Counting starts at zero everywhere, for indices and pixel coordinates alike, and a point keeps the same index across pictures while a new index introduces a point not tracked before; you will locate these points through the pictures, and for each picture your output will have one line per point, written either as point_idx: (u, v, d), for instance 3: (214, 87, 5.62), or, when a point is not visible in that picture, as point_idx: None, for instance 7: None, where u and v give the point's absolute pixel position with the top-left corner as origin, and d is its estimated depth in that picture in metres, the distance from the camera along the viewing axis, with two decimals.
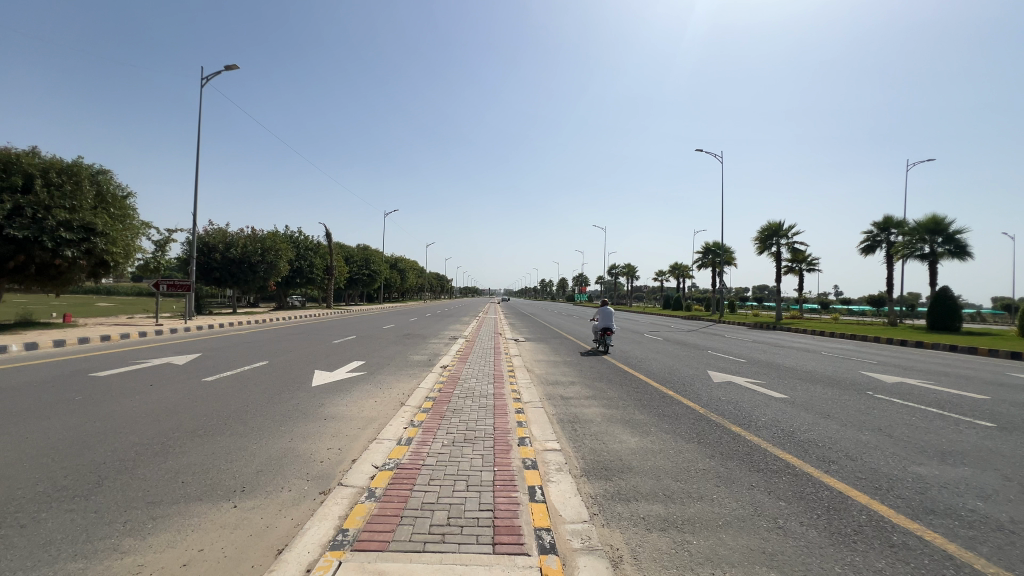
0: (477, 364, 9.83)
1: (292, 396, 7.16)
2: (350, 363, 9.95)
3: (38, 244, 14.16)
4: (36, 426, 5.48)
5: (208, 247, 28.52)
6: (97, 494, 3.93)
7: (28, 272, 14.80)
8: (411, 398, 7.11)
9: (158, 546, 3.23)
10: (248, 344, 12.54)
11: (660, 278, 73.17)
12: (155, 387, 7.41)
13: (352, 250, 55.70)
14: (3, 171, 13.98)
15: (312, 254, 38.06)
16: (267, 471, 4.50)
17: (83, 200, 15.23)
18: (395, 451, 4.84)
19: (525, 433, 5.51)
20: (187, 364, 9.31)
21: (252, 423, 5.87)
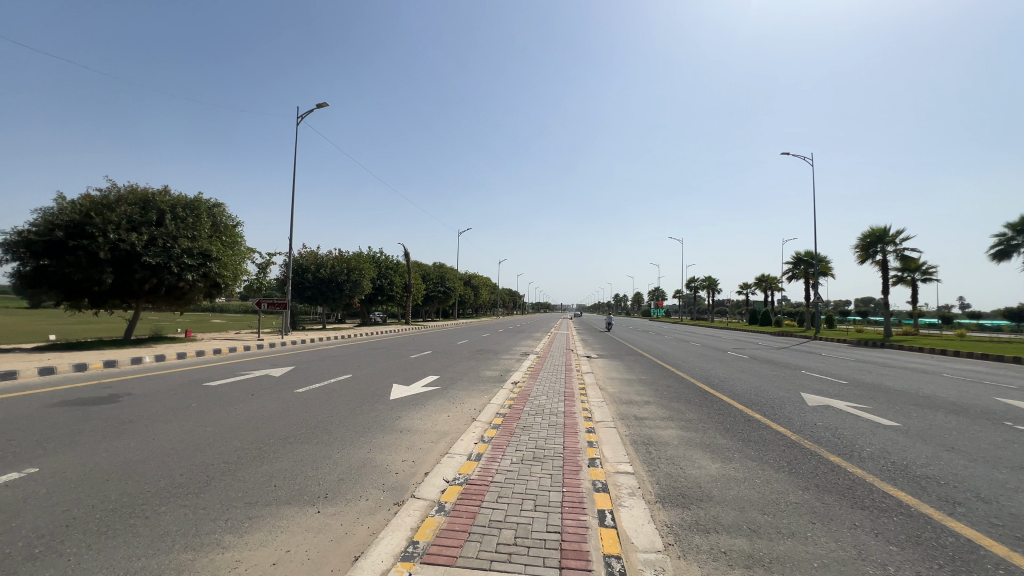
0: (548, 381, 9.76)
1: (371, 409, 7.55)
2: (426, 378, 10.35)
3: (167, 270, 16.38)
4: (161, 428, 6.26)
5: (302, 268, 31.26)
6: (205, 493, 4.39)
7: (159, 293, 17.15)
8: (482, 413, 7.21)
9: (251, 545, 3.52)
10: (334, 358, 13.47)
11: (745, 292, 68.38)
12: (255, 397, 8.20)
13: (428, 268, 58.22)
14: (143, 209, 16.44)
15: (392, 273, 40.30)
16: (348, 480, 4.77)
17: (201, 230, 17.42)
18: (465, 466, 4.92)
19: (596, 454, 5.35)
20: (282, 377, 10.19)
21: (336, 433, 6.26)
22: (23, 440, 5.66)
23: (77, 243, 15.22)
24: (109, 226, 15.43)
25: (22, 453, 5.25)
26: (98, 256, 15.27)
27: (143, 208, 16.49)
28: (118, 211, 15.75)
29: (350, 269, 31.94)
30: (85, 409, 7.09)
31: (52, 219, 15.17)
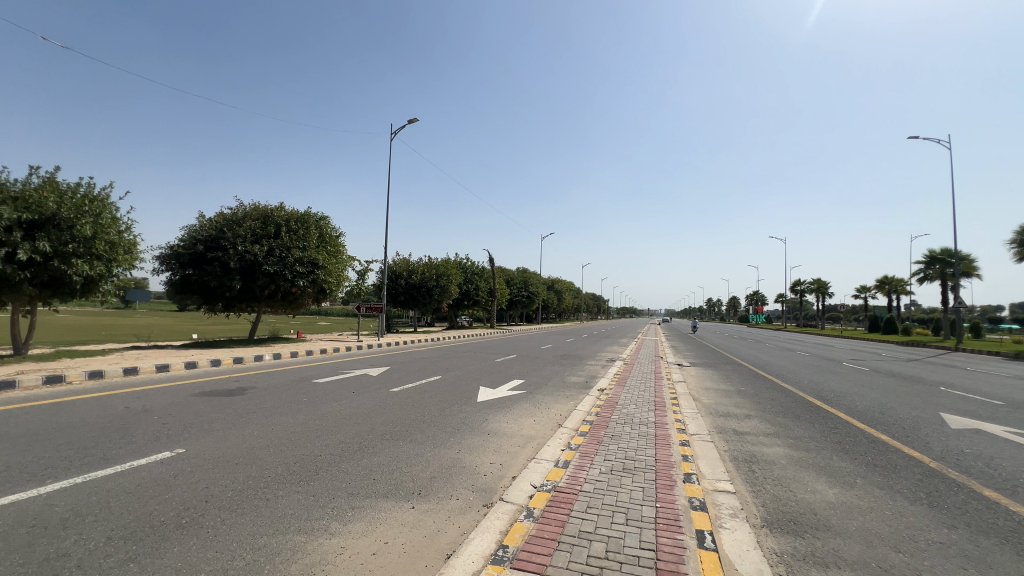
0: (636, 389, 9.38)
1: (460, 411, 7.77)
2: (511, 382, 10.46)
3: (283, 277, 18.34)
4: (278, 420, 6.97)
5: (396, 274, 33.28)
6: (315, 481, 4.79)
7: (277, 298, 19.21)
8: (568, 420, 7.11)
9: (354, 533, 3.76)
10: (426, 360, 14.13)
11: (862, 296, 60.81)
12: (356, 395, 8.84)
13: (512, 273, 59.17)
14: (263, 223, 18.60)
15: (478, 278, 41.57)
16: (439, 478, 4.94)
17: (311, 241, 19.28)
18: (552, 473, 4.87)
19: (691, 468, 5.01)
20: (379, 376, 10.90)
21: (428, 432, 6.53)
22: (173, 424, 6.60)
23: (213, 255, 17.58)
24: (237, 240, 17.66)
25: (173, 435, 6.13)
26: (229, 266, 17.50)
27: (264, 223, 18.63)
28: (244, 226, 17.96)
29: (438, 275, 33.43)
30: (219, 400, 8.11)
31: (195, 235, 17.70)
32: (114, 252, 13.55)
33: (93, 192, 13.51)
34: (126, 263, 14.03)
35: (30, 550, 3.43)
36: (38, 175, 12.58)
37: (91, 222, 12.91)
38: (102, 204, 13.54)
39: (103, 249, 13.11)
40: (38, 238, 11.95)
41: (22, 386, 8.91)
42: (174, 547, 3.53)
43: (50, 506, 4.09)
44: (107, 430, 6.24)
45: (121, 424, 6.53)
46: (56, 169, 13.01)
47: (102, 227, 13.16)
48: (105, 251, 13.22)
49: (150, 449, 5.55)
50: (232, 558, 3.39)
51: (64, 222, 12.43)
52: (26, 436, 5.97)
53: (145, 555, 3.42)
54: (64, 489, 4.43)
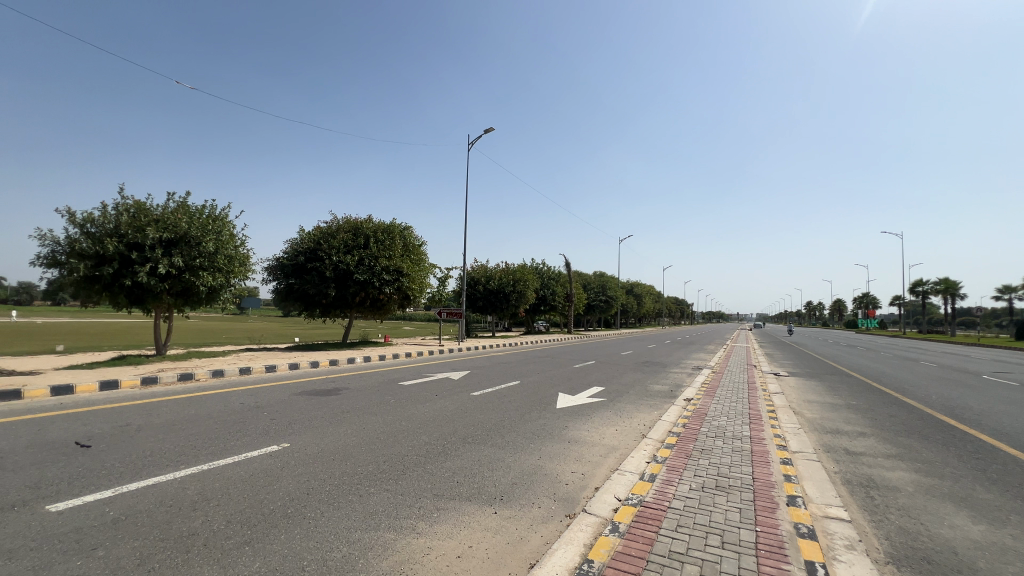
0: (727, 400, 8.74)
1: (539, 417, 7.73)
2: (591, 388, 10.25)
3: (372, 284, 19.61)
4: (369, 420, 7.40)
5: (474, 280, 34.15)
6: (403, 481, 4.99)
7: (366, 305, 20.52)
8: (652, 430, 6.79)
9: (440, 535, 3.85)
10: (504, 365, 14.31)
11: (1005, 298, 52.05)
12: (438, 398, 9.14)
13: (589, 277, 58.28)
14: (355, 235, 20.06)
15: (554, 283, 41.54)
16: (521, 484, 4.93)
17: (396, 250, 20.42)
18: (638, 486, 4.65)
19: (796, 490, 4.53)
20: (460, 380, 11.21)
21: (508, 437, 6.57)
22: (279, 420, 7.26)
23: (312, 265, 19.22)
24: (332, 251, 19.20)
25: (280, 430, 6.73)
26: (326, 275, 19.03)
27: (354, 235, 20.07)
28: (338, 238, 19.47)
29: (515, 280, 33.85)
30: (317, 399, 8.80)
31: (297, 248, 19.49)
32: (231, 265, 15.29)
33: (215, 212, 15.37)
34: (241, 274, 15.75)
35: (168, 527, 3.91)
36: (173, 199, 14.57)
37: (214, 239, 14.70)
38: (223, 223, 15.38)
39: (223, 262, 14.85)
40: (174, 254, 13.81)
41: (162, 382, 10.32)
42: (282, 534, 3.84)
43: (182, 489, 4.65)
44: (227, 423, 7.01)
45: (238, 418, 7.31)
46: (187, 194, 14.99)
47: (222, 243, 14.94)
48: (225, 264, 14.96)
49: (261, 442, 6.14)
50: (331, 550, 3.61)
51: (193, 240, 14.29)
52: (164, 425, 6.87)
53: (257, 540, 3.75)
54: (193, 474, 5.02)
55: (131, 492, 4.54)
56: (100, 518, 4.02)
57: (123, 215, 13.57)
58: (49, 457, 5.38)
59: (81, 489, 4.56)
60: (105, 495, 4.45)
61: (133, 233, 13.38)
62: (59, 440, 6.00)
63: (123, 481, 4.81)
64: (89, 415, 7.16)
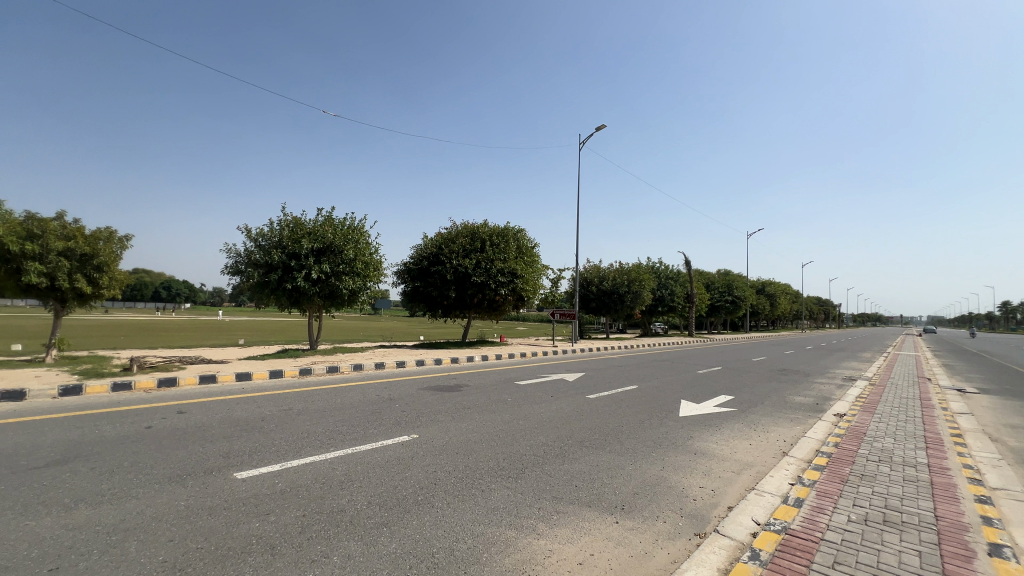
0: (893, 418, 7.39)
1: (661, 424, 7.32)
2: (718, 396, 9.42)
3: (488, 286, 20.41)
4: (489, 417, 7.66)
5: (586, 281, 33.62)
6: (522, 480, 5.07)
7: (484, 306, 21.42)
8: (795, 448, 6.02)
9: (561, 538, 3.82)
10: (621, 368, 13.85)
11: None
12: (554, 399, 9.15)
13: (712, 276, 53.97)
14: (472, 239, 21.09)
15: (673, 283, 39.24)
16: (642, 495, 4.70)
17: (510, 252, 21.07)
18: (781, 510, 4.14)
19: (999, 538, 3.63)
20: (576, 382, 11.09)
21: (628, 444, 6.31)
22: (409, 413, 7.87)
23: (434, 269, 20.58)
24: (452, 255, 20.39)
25: (410, 422, 7.29)
26: (447, 278, 20.25)
27: (472, 239, 21.13)
28: (457, 242, 20.64)
29: (630, 281, 32.67)
30: (441, 394, 9.40)
31: (422, 252, 21.06)
32: (368, 269, 17.07)
33: (354, 223, 17.30)
34: (376, 278, 17.48)
35: (323, 501, 4.44)
36: (322, 214, 16.72)
37: (354, 247, 16.57)
38: (361, 233, 17.24)
39: (361, 267, 16.63)
40: (323, 262, 15.86)
41: (316, 372, 11.90)
42: (414, 519, 4.14)
43: (332, 469, 5.26)
44: (367, 412, 7.81)
45: (376, 409, 8.10)
46: (332, 208, 17.09)
47: (360, 250, 16.73)
48: (362, 269, 16.75)
49: (395, 432, 6.70)
50: (457, 540, 3.78)
51: (337, 249, 16.24)
52: (318, 411, 7.87)
53: (394, 522, 4.08)
54: (341, 456, 5.66)
55: (293, 467, 5.25)
56: (273, 488, 4.72)
57: (284, 229, 15.93)
58: (236, 432, 6.49)
59: (258, 462, 5.41)
60: (275, 468, 5.22)
61: (292, 245, 15.64)
62: (243, 418, 7.22)
63: (288, 457, 5.60)
64: (263, 400, 8.49)
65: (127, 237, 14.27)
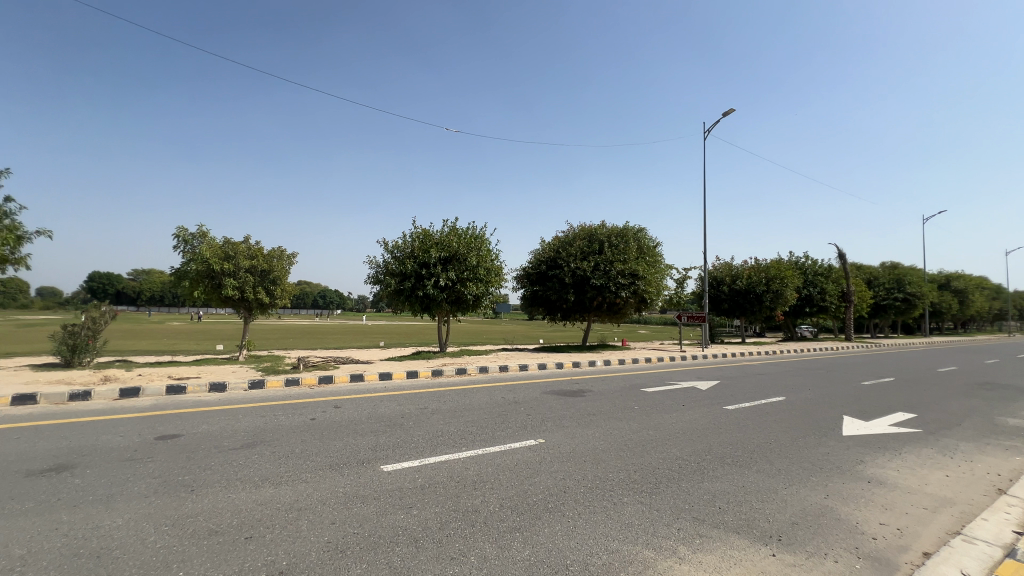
0: None
1: (820, 444, 6.33)
2: (895, 414, 7.88)
3: (608, 288, 19.91)
4: (615, 425, 7.38)
5: (717, 281, 31.19)
6: (656, 495, 4.74)
7: (604, 309, 20.94)
8: (1017, 486, 4.74)
9: (706, 566, 3.46)
10: (763, 377, 12.41)
11: None
12: (686, 409, 8.50)
13: (875, 270, 46.08)
14: (589, 241, 20.82)
15: (823, 279, 34.34)
16: (804, 526, 4.07)
17: (630, 253, 20.35)
18: (1005, 567, 3.26)
19: None
20: (709, 391, 10.19)
21: (780, 465, 5.57)
22: (535, 417, 7.93)
23: (553, 273, 20.71)
24: (570, 258, 20.32)
25: (536, 426, 7.33)
26: (565, 281, 20.22)
27: (590, 241, 20.85)
28: (575, 246, 20.52)
29: (768, 279, 29.36)
30: (565, 399, 9.32)
31: (540, 257, 21.32)
32: (490, 276, 17.79)
33: (476, 232, 18.17)
34: (497, 283, 18.17)
35: (458, 500, 4.63)
36: (447, 225, 17.85)
37: (476, 254, 17.45)
38: (482, 241, 18.05)
39: (483, 273, 17.41)
40: (450, 269, 16.91)
41: (446, 373, 12.70)
42: (546, 527, 4.10)
43: (465, 468, 5.48)
44: (494, 414, 8.06)
45: (502, 411, 8.30)
46: (456, 219, 18.15)
47: (482, 257, 17.55)
48: (485, 275, 17.51)
49: (522, 436, 6.78)
50: (591, 555, 3.64)
51: (462, 257, 17.23)
52: (450, 411, 8.34)
53: (526, 528, 4.08)
54: (473, 457, 5.88)
55: (432, 464, 5.59)
56: (414, 482, 5.07)
57: (415, 241, 17.33)
58: (382, 428, 7.14)
59: (401, 457, 5.86)
60: (416, 464, 5.60)
61: (423, 255, 16.97)
62: (387, 415, 7.93)
63: (425, 454, 5.97)
64: (401, 398, 9.26)
65: (292, 253, 16.68)
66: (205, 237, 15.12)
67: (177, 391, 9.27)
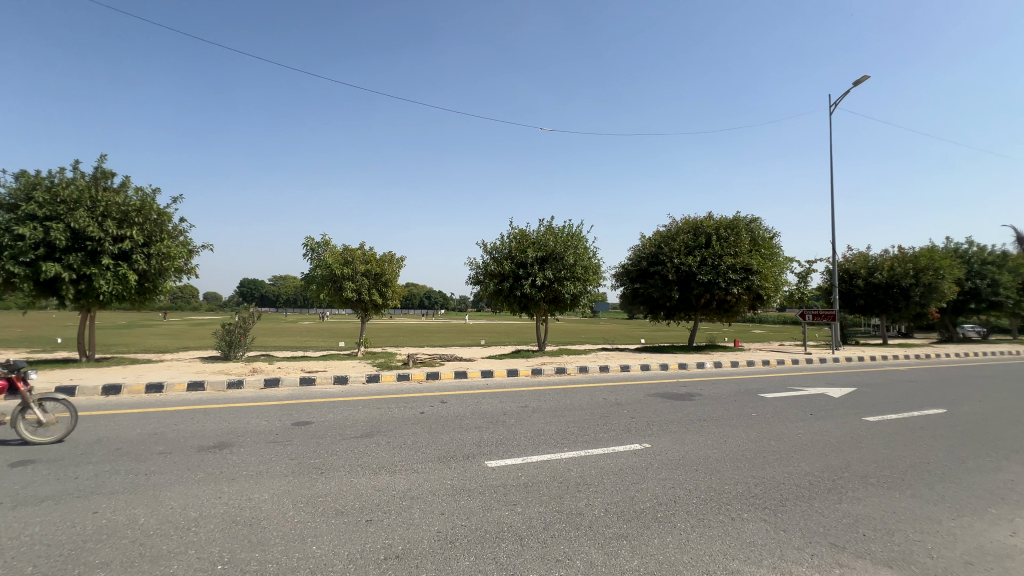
0: None
1: (1000, 468, 5.21)
2: None
3: (717, 285, 18.49)
4: (729, 433, 6.80)
5: (850, 274, 27.41)
6: (783, 514, 4.24)
7: (712, 307, 19.51)
8: None
9: None
10: (914, 384, 10.60)
11: None
12: (816, 418, 7.54)
13: None
14: (695, 235, 19.54)
15: (994, 269, 28.55)
16: (982, 567, 3.36)
17: (742, 246, 18.73)
18: None
19: None
20: (843, 399, 8.96)
21: (944, 490, 4.68)
22: (639, 420, 7.60)
23: (654, 270, 19.79)
24: (673, 253, 19.22)
25: (640, 430, 7.01)
26: (668, 278, 19.19)
27: (695, 235, 19.56)
28: (678, 240, 19.38)
29: (917, 270, 25.15)
30: (671, 402, 8.81)
31: (640, 254, 20.49)
32: (587, 274, 17.55)
33: (572, 230, 18.01)
34: (595, 282, 17.84)
35: (561, 501, 4.57)
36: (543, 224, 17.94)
37: (573, 253, 17.32)
38: (579, 239, 17.84)
39: (581, 272, 17.22)
40: (547, 269, 16.96)
41: (546, 373, 12.73)
42: (655, 537, 3.87)
43: (568, 469, 5.40)
44: (595, 416, 7.87)
45: (604, 413, 8.07)
46: (552, 218, 18.15)
47: (579, 255, 17.36)
48: (582, 273, 17.30)
49: (626, 440, 6.52)
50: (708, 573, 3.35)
51: (559, 256, 17.19)
52: (550, 410, 8.32)
53: (634, 537, 3.89)
54: (576, 458, 5.78)
55: (534, 463, 5.60)
56: (518, 480, 5.11)
57: (513, 242, 17.67)
58: (485, 424, 7.33)
59: (504, 454, 5.96)
60: (519, 461, 5.65)
61: (520, 255, 17.23)
62: (489, 412, 8.14)
63: (528, 453, 6.00)
64: (502, 396, 9.45)
65: (400, 257, 17.94)
66: (328, 245, 16.86)
67: (308, 382, 10.44)
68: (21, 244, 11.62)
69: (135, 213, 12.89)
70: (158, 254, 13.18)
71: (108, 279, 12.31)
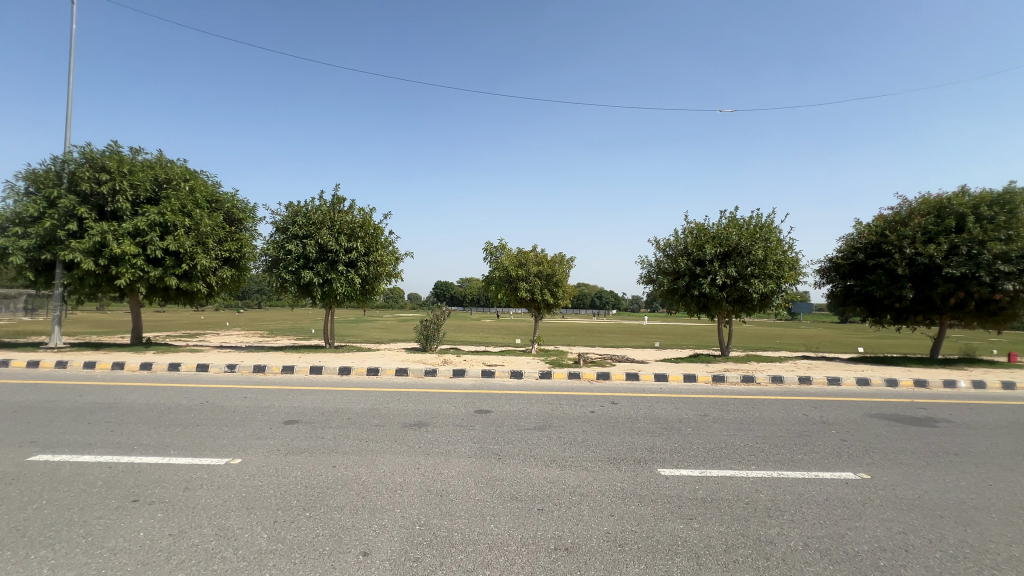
0: None
1: None
2: None
3: (976, 280, 14.23)
4: (999, 475, 5.12)
5: None
6: None
7: (968, 309, 15.17)
8: None
9: None
10: None
11: None
12: None
13: None
14: (938, 216, 15.37)
15: None
16: None
17: (1019, 228, 14.24)
18: None
19: None
20: None
21: None
22: (854, 444, 6.28)
23: (875, 262, 16.10)
24: (904, 241, 15.32)
25: (855, 456, 5.79)
26: (897, 272, 15.40)
27: (938, 217, 15.36)
28: (912, 224, 15.40)
29: None
30: (902, 427, 7.06)
31: (854, 244, 16.89)
32: (781, 270, 15.37)
33: (761, 220, 15.93)
34: (792, 279, 15.51)
35: (747, 524, 4.07)
36: (724, 217, 16.26)
37: (763, 247, 15.28)
38: (769, 230, 15.73)
39: (773, 268, 15.15)
40: (729, 265, 15.33)
41: (730, 380, 11.49)
42: None
43: (757, 490, 4.77)
44: (793, 433, 6.78)
45: (805, 431, 6.90)
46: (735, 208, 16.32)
47: (770, 249, 15.29)
48: (774, 269, 15.20)
49: (835, 466, 5.45)
50: None
51: (744, 250, 15.39)
52: (734, 422, 7.48)
53: None
54: (767, 479, 5.06)
55: (715, 478, 5.10)
56: (695, 493, 4.71)
57: (689, 237, 16.44)
58: (658, 430, 6.98)
59: (680, 463, 5.56)
60: (696, 473, 5.22)
61: (697, 251, 15.92)
62: (664, 417, 7.72)
63: (706, 466, 5.49)
64: (677, 402, 8.87)
65: (571, 257, 18.36)
66: (505, 249, 18.15)
67: (489, 375, 11.41)
68: (290, 256, 15.45)
69: (359, 229, 15.94)
70: (375, 262, 16.06)
71: (342, 282, 15.50)
